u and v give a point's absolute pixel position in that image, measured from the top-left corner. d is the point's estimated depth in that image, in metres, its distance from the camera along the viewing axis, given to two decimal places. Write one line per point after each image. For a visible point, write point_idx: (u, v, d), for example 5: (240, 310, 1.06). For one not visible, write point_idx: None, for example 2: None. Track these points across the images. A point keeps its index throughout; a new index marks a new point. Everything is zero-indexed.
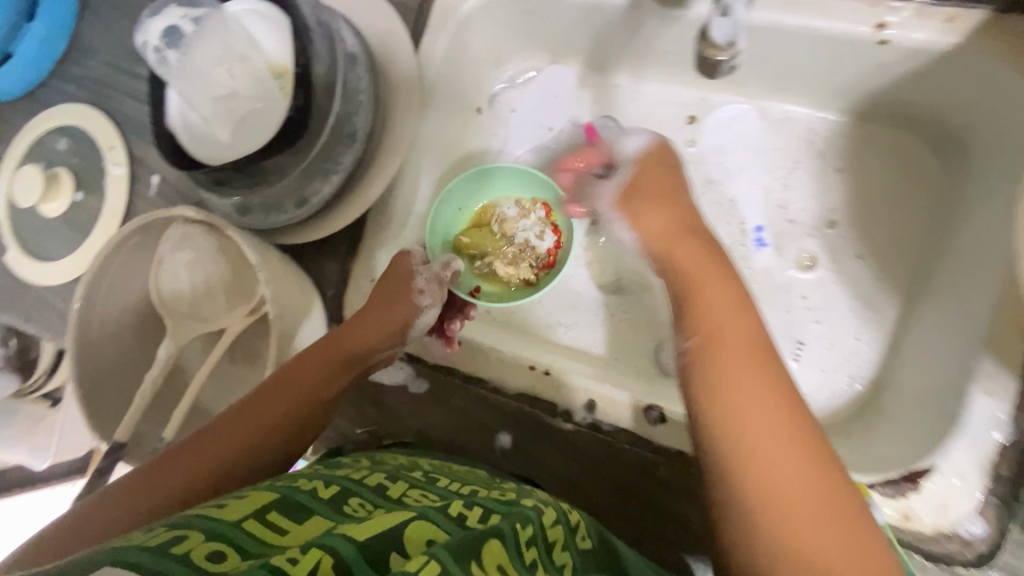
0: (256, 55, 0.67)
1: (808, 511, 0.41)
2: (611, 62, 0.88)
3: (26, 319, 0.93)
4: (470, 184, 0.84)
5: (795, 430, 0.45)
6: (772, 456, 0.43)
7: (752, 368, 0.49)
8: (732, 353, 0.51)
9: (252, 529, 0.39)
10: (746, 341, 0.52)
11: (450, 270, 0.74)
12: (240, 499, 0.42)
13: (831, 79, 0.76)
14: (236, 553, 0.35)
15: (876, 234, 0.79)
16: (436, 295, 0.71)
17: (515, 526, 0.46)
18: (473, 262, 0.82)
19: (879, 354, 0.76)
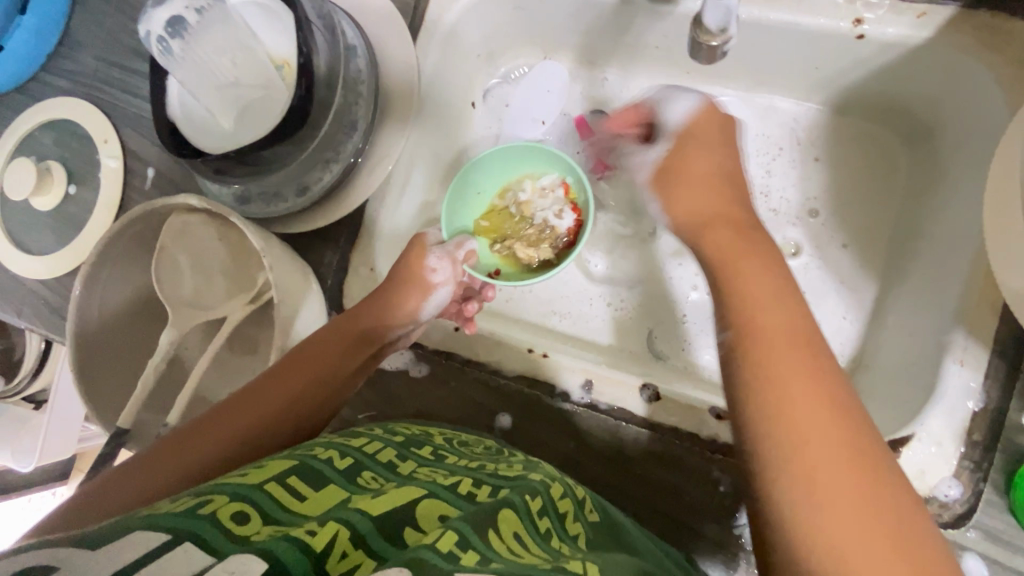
0: (257, 45, 0.68)
1: (843, 490, 0.41)
2: (601, 57, 0.91)
3: (17, 314, 0.93)
4: (488, 165, 0.84)
5: (843, 419, 0.44)
6: (807, 442, 0.43)
7: (787, 352, 0.47)
8: (767, 339, 0.49)
9: (276, 497, 0.40)
10: (782, 325, 0.49)
11: (462, 249, 0.75)
12: (256, 473, 0.43)
13: (812, 71, 0.79)
14: (261, 520, 0.37)
15: (855, 221, 0.83)
16: (449, 273, 0.72)
17: (525, 499, 0.48)
18: (492, 244, 0.82)
19: (858, 333, 0.80)
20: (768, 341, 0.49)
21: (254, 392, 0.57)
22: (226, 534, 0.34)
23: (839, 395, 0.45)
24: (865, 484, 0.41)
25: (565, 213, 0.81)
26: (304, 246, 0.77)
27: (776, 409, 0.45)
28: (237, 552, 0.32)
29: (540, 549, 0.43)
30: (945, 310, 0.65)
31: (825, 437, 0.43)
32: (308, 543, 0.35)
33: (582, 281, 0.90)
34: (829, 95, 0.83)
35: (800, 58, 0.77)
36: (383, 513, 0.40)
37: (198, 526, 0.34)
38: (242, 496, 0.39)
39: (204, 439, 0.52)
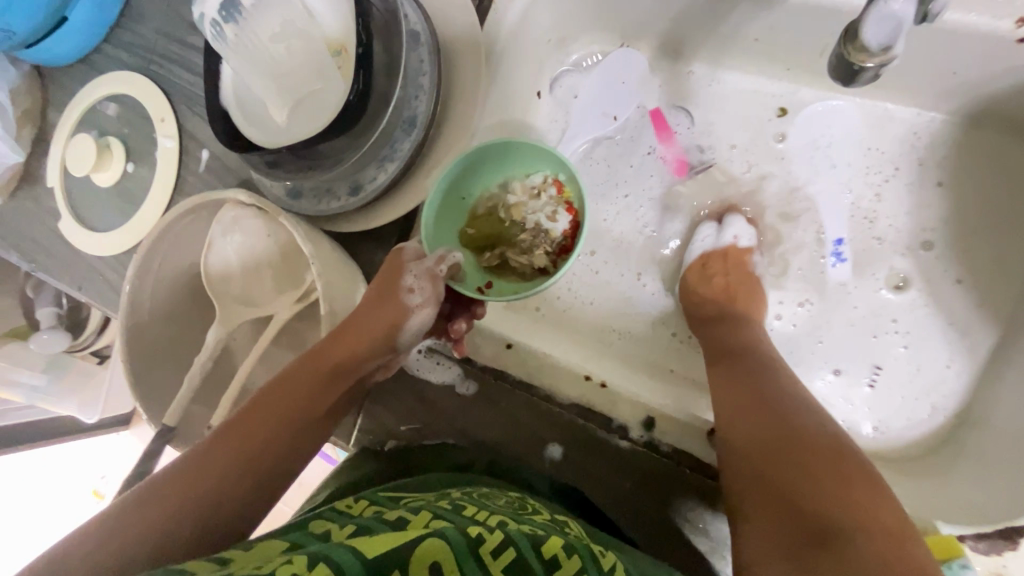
0: (315, 29, 0.63)
1: (818, 474, 0.47)
2: (689, 47, 0.82)
3: (79, 288, 0.94)
4: (471, 163, 0.71)
5: (809, 441, 0.50)
6: (776, 442, 0.52)
7: (747, 370, 0.61)
8: (734, 364, 0.63)
9: (266, 550, 0.39)
10: (742, 347, 0.65)
11: (444, 264, 0.64)
12: (239, 556, 0.39)
13: (948, 78, 0.70)
14: (244, 563, 0.37)
15: (977, 257, 0.75)
16: (427, 293, 0.63)
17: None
18: (482, 254, 0.73)
19: (968, 384, 0.73)
20: (740, 365, 0.63)
21: (222, 438, 0.53)
22: None
23: (806, 428, 0.52)
24: (840, 486, 0.46)
25: (559, 214, 0.71)
26: (355, 246, 0.73)
27: (753, 416, 0.55)
28: None
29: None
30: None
31: (793, 459, 0.49)
32: None
33: (645, 297, 0.83)
34: (959, 105, 0.74)
35: (935, 61, 0.68)
36: (379, 554, 0.38)
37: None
38: (213, 574, 0.36)
39: (168, 492, 0.47)
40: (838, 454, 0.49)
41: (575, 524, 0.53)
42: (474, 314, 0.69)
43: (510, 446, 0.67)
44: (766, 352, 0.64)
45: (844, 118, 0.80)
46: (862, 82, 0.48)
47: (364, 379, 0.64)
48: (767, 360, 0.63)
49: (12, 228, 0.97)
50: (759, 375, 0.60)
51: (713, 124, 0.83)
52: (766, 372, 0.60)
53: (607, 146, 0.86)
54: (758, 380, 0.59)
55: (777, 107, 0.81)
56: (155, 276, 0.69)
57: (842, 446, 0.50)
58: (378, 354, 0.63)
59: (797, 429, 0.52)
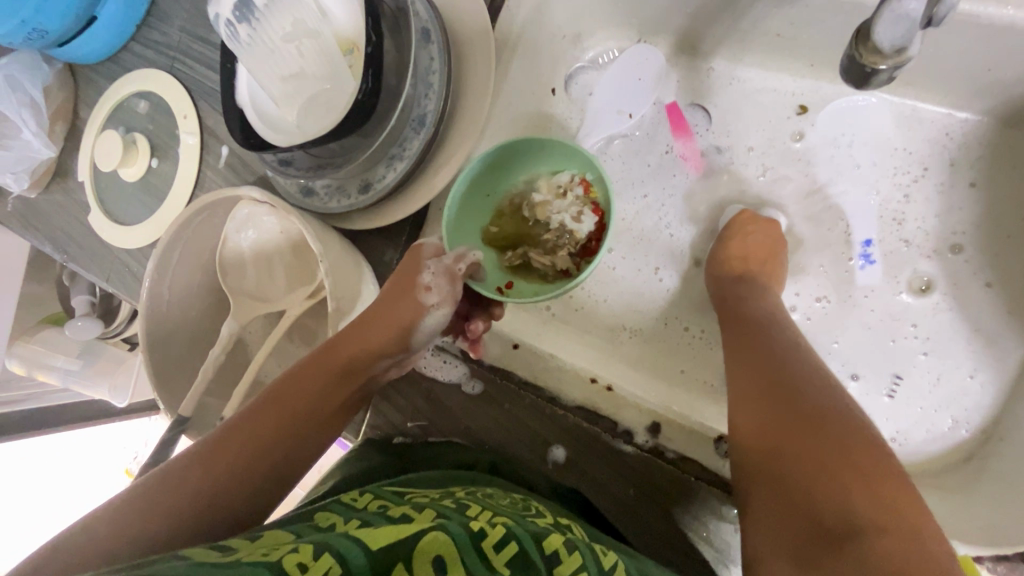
0: (326, 28, 0.63)
1: (829, 464, 0.45)
2: (707, 42, 0.79)
3: (106, 279, 0.98)
4: (496, 162, 0.71)
5: (830, 432, 0.47)
6: (788, 428, 0.50)
7: (762, 351, 0.59)
8: (749, 343, 0.61)
9: (273, 539, 0.40)
10: (758, 324, 0.63)
11: (463, 263, 0.64)
12: (246, 542, 0.39)
13: (981, 75, 0.66)
14: (251, 549, 0.37)
15: (1011, 261, 0.71)
16: (445, 292, 0.63)
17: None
18: (503, 254, 0.73)
19: (994, 394, 0.70)
20: (755, 343, 0.60)
21: (235, 429, 0.54)
22: None
23: (825, 418, 0.49)
24: (859, 484, 0.44)
25: (584, 215, 0.70)
26: (366, 243, 0.74)
27: (766, 399, 0.53)
28: None
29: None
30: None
31: (807, 446, 0.47)
32: None
33: (658, 297, 0.81)
34: (994, 104, 0.70)
35: (970, 59, 0.64)
36: (383, 546, 0.38)
37: (176, 561, 0.35)
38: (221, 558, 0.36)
39: (180, 480, 0.48)
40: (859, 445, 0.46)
41: (577, 526, 0.52)
42: (493, 316, 0.68)
43: (513, 447, 0.67)
44: (786, 334, 0.61)
45: (869, 116, 0.77)
46: (879, 84, 0.46)
47: (374, 378, 0.64)
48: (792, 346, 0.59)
49: (45, 221, 1.01)
50: (778, 361, 0.57)
51: (732, 122, 0.81)
52: (783, 357, 0.57)
53: (622, 145, 0.84)
54: (777, 367, 0.56)
55: (797, 106, 0.79)
56: (173, 270, 0.70)
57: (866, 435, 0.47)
58: (390, 351, 0.63)
59: (816, 419, 0.49)
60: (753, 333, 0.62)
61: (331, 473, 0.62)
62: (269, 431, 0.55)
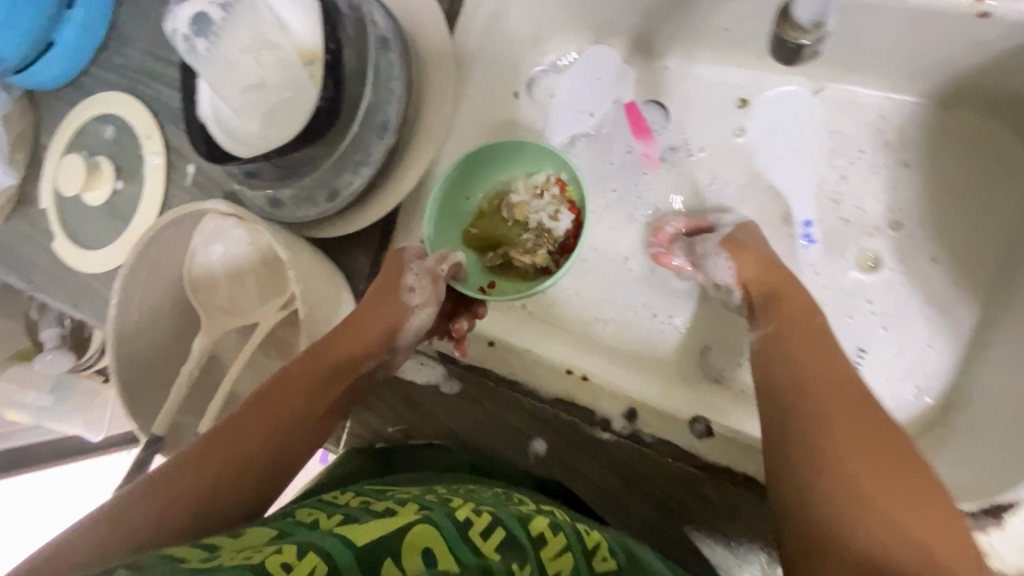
0: (286, 41, 0.64)
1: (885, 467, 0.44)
2: (661, 40, 0.82)
3: (75, 305, 0.96)
4: (472, 166, 0.73)
5: (873, 446, 0.46)
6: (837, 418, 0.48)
7: (809, 340, 0.56)
8: (790, 327, 0.58)
9: (255, 537, 0.39)
10: (799, 308, 0.60)
11: (446, 264, 0.64)
12: (235, 538, 0.39)
13: (917, 57, 0.70)
14: (233, 553, 0.36)
15: (957, 234, 0.74)
16: (427, 292, 0.64)
17: (511, 565, 0.41)
18: (484, 255, 0.73)
19: (951, 360, 0.72)
20: (792, 328, 0.58)
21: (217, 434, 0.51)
22: None
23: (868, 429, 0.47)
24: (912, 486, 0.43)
25: (561, 213, 0.72)
26: (336, 251, 0.74)
27: (810, 388, 0.52)
28: None
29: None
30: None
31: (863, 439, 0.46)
32: None
33: (629, 288, 0.83)
34: (931, 86, 0.74)
35: (905, 41, 0.68)
36: (368, 541, 0.38)
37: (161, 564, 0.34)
38: (206, 560, 0.36)
39: (159, 491, 0.45)
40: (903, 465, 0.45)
41: (560, 509, 0.53)
42: (475, 314, 0.68)
43: (492, 444, 0.68)
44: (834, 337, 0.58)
45: (802, 102, 0.81)
46: (807, 56, 0.67)
47: (363, 380, 0.64)
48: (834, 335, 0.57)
49: (9, 250, 0.99)
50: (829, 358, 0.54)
51: (690, 115, 0.84)
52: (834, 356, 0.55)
53: (586, 144, 0.87)
54: (828, 366, 0.54)
55: (738, 99, 0.82)
56: (142, 288, 0.70)
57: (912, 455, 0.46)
58: (377, 353, 0.63)
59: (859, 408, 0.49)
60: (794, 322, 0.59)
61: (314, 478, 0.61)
62: (255, 437, 0.52)
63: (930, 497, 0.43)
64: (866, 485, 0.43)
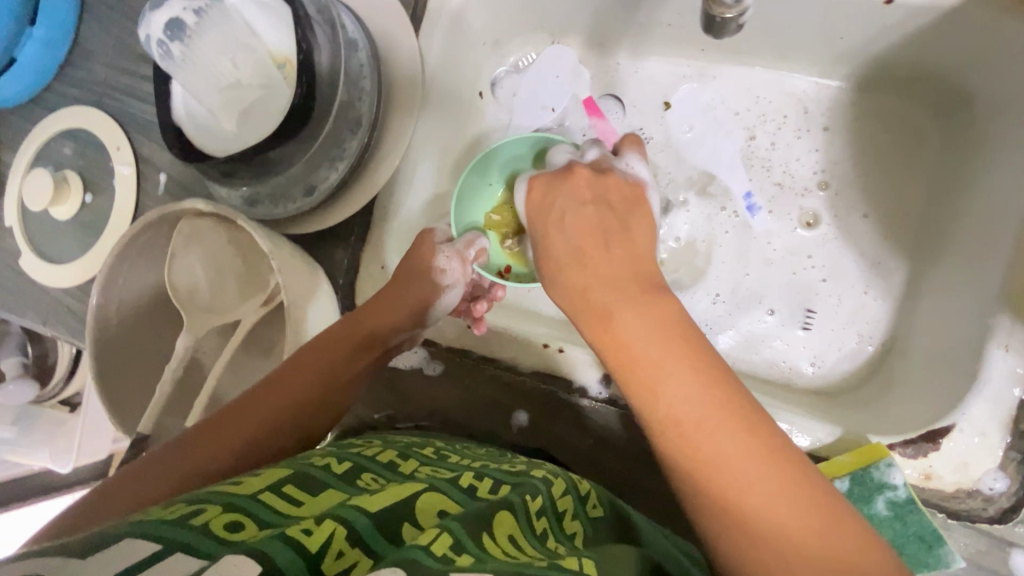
0: (258, 45, 0.67)
1: (750, 484, 0.45)
2: (612, 38, 0.89)
3: (45, 322, 0.94)
4: (497, 155, 0.79)
5: (755, 496, 0.45)
6: (697, 443, 0.47)
7: (639, 326, 0.53)
8: (597, 317, 0.56)
9: (272, 478, 0.42)
10: (584, 300, 0.57)
11: (473, 250, 0.70)
12: (254, 477, 0.42)
13: (835, 43, 0.78)
14: (259, 508, 0.37)
15: (889, 200, 0.82)
16: (457, 274, 0.68)
17: (525, 497, 0.45)
18: (504, 239, 0.78)
19: (889, 311, 0.80)
20: (606, 317, 0.55)
21: (254, 400, 0.55)
22: (215, 539, 0.33)
23: (775, 502, 0.45)
24: (778, 498, 0.45)
25: None
26: (314, 246, 0.76)
27: (662, 414, 0.50)
28: (227, 551, 0.32)
29: (536, 551, 0.40)
30: (977, 302, 0.65)
31: (719, 464, 0.46)
32: (301, 539, 0.34)
33: None
34: (852, 69, 0.82)
35: (823, 29, 0.76)
36: (381, 508, 0.40)
37: (185, 532, 0.33)
38: (235, 499, 0.38)
39: (190, 456, 0.49)
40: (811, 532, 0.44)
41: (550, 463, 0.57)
42: (494, 297, 0.73)
43: (477, 419, 0.71)
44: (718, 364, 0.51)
45: (732, 86, 0.88)
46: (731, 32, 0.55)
47: (390, 352, 0.67)
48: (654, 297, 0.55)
49: None
50: (726, 416, 0.48)
51: (643, 104, 0.90)
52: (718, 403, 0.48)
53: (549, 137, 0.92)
54: (722, 431, 0.47)
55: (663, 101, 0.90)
56: (120, 291, 0.70)
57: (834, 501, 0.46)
58: (406, 327, 0.66)
59: (711, 425, 0.48)
60: (668, 379, 0.50)
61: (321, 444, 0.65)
62: (284, 408, 0.56)
63: (830, 543, 0.43)
64: (766, 550, 0.44)
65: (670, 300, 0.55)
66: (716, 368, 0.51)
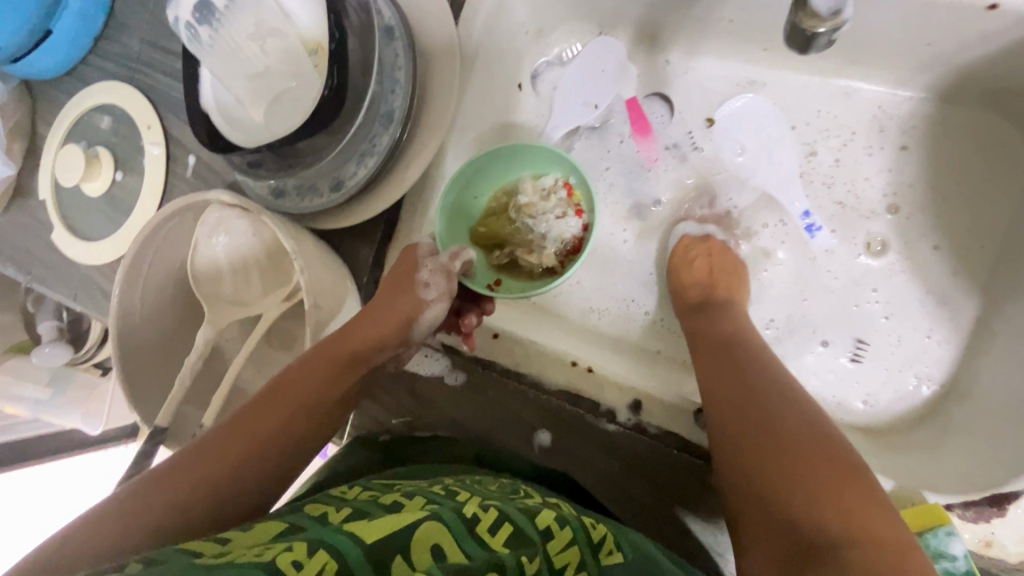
0: (290, 29, 0.64)
1: (819, 473, 0.48)
2: (667, 33, 0.83)
3: (75, 298, 0.95)
4: (481, 164, 0.73)
5: (823, 480, 0.47)
6: (775, 433, 0.52)
7: (727, 355, 0.64)
8: (705, 344, 0.67)
9: (263, 530, 0.39)
10: (712, 331, 0.68)
11: (458, 260, 0.65)
12: (245, 532, 0.38)
13: (922, 50, 0.73)
14: (243, 550, 0.35)
15: (960, 226, 0.78)
16: (442, 288, 0.64)
17: (521, 559, 0.41)
18: (491, 253, 0.74)
19: (952, 354, 0.77)
20: (705, 343, 0.68)
21: (208, 444, 0.49)
22: None
23: (846, 497, 0.46)
24: (844, 492, 0.46)
25: (569, 216, 0.72)
26: (340, 242, 0.74)
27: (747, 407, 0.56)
28: None
29: None
30: None
31: (792, 451, 0.50)
32: None
33: (629, 275, 0.84)
34: (934, 79, 0.77)
35: (912, 33, 0.70)
36: (378, 539, 0.38)
37: None
38: (214, 554, 0.35)
39: (165, 488, 0.44)
40: (856, 544, 0.42)
41: (565, 503, 0.53)
42: (484, 311, 0.69)
43: (499, 434, 0.69)
44: (797, 402, 0.56)
45: (790, 94, 0.83)
46: (820, 48, 0.53)
47: (374, 373, 0.64)
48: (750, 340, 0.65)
49: (7, 242, 0.98)
50: (794, 432, 0.52)
51: (694, 107, 0.85)
52: (776, 425, 0.53)
53: (588, 137, 0.87)
54: (796, 428, 0.52)
55: (704, 118, 0.85)
56: (144, 280, 0.69)
57: (888, 522, 0.44)
58: (391, 345, 0.63)
59: (782, 422, 0.53)
60: (740, 377, 0.60)
61: (322, 468, 0.61)
62: (264, 434, 0.52)
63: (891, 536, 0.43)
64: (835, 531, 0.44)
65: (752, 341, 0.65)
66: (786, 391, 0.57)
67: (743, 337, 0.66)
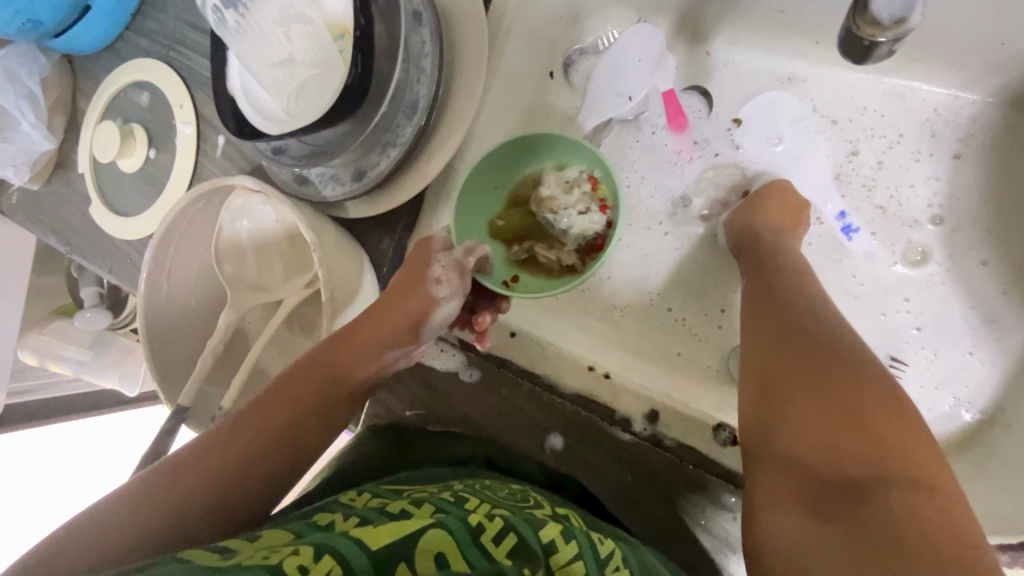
0: (315, 14, 0.62)
1: (870, 411, 0.47)
2: (711, 22, 0.79)
3: (110, 270, 0.98)
4: (503, 156, 0.70)
5: (874, 418, 0.46)
6: (826, 370, 0.50)
7: (780, 291, 0.61)
8: (758, 279, 0.65)
9: (272, 538, 0.39)
10: (774, 267, 0.65)
11: (473, 256, 0.63)
12: (253, 540, 0.38)
13: (992, 49, 0.67)
14: (251, 553, 0.35)
15: (1014, 243, 0.74)
16: (454, 285, 0.63)
17: (525, 571, 0.40)
18: (509, 247, 0.72)
19: (992, 372, 0.73)
20: (762, 276, 0.65)
21: (218, 440, 0.51)
22: None
23: (893, 437, 0.45)
24: (891, 432, 0.45)
25: (591, 212, 0.69)
26: (360, 232, 0.74)
27: (801, 341, 0.54)
28: None
29: None
30: None
31: (844, 387, 0.49)
32: None
33: (654, 278, 0.82)
34: (1001, 83, 0.71)
35: (982, 28, 0.65)
36: (383, 546, 0.38)
37: None
38: (221, 562, 0.35)
39: (180, 480, 0.46)
40: (900, 481, 0.43)
41: (575, 514, 0.52)
42: (499, 310, 0.68)
43: (510, 433, 0.68)
44: (854, 339, 0.53)
45: (837, 88, 0.79)
46: (879, 57, 0.50)
47: (383, 372, 0.64)
48: (799, 278, 0.63)
49: (48, 214, 1.02)
50: (849, 368, 0.50)
51: (732, 103, 0.81)
52: (831, 357, 0.51)
53: (620, 129, 0.84)
54: (850, 365, 0.50)
55: (733, 119, 0.82)
56: (171, 262, 0.70)
57: (932, 466, 0.44)
58: (400, 342, 0.63)
59: (838, 359, 0.51)
60: (795, 314, 0.58)
61: (331, 463, 0.61)
62: (276, 431, 0.53)
63: (936, 479, 0.43)
64: (880, 467, 0.44)
65: (798, 273, 0.64)
66: (839, 327, 0.55)
67: (808, 281, 0.63)
